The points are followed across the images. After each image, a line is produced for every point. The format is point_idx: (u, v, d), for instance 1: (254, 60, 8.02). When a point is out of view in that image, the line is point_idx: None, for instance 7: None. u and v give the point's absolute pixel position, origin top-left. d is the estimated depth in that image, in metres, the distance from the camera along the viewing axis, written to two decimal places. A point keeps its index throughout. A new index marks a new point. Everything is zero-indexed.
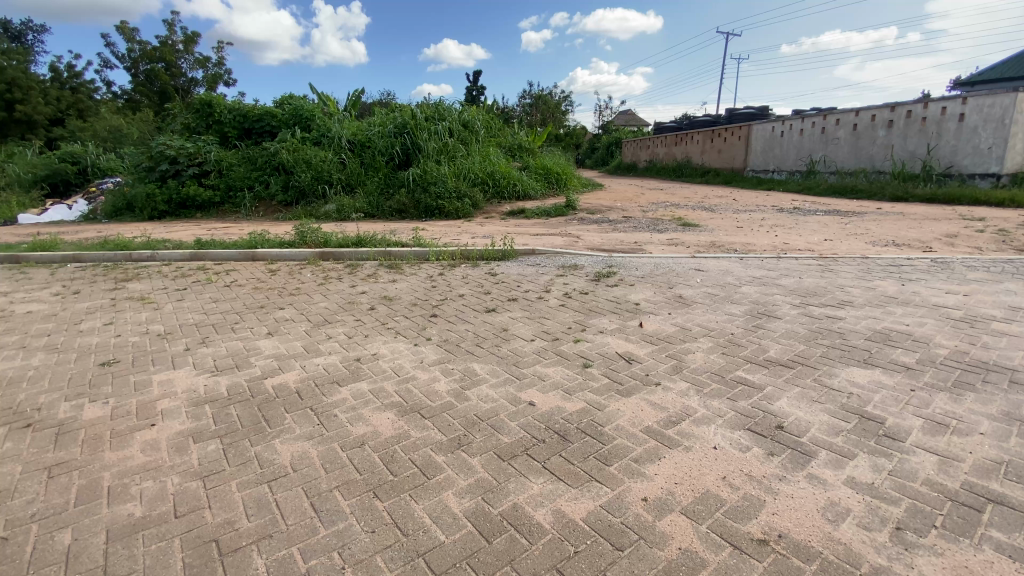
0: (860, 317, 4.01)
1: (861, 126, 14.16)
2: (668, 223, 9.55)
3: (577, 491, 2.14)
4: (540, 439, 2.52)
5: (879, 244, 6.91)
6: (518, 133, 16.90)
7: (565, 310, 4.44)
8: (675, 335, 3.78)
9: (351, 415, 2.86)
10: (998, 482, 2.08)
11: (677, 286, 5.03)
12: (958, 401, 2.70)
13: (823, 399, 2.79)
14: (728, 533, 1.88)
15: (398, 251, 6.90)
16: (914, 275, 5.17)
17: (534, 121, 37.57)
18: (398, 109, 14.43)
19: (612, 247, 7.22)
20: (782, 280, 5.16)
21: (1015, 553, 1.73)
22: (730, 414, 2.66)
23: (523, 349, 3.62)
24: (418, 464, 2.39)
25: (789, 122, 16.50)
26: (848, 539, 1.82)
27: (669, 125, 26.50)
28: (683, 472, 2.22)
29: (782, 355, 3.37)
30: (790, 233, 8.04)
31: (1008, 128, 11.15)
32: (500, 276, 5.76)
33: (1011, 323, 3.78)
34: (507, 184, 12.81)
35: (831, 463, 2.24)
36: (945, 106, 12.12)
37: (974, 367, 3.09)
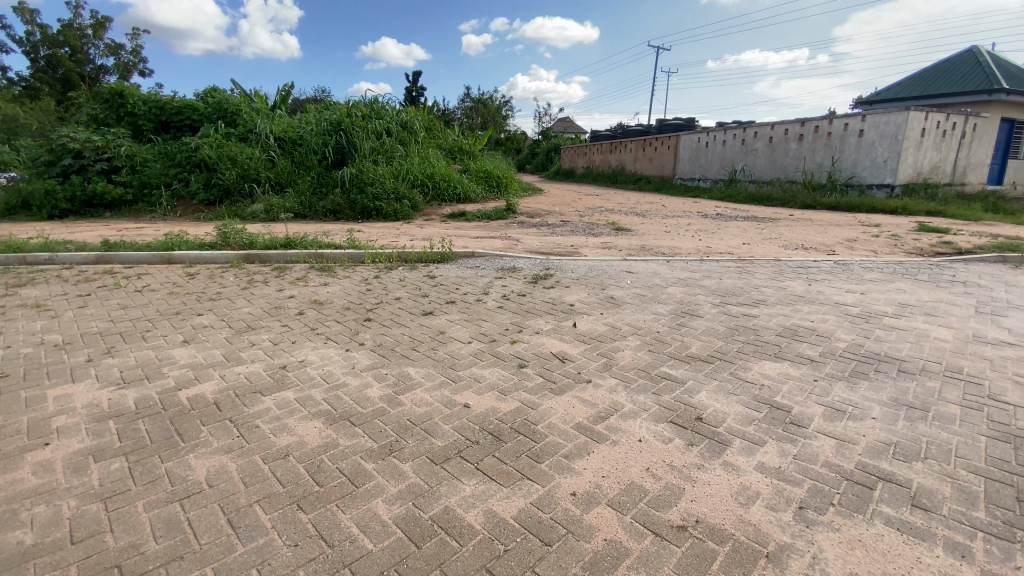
0: (773, 314, 4.34)
1: (776, 139, 15.33)
2: (603, 227, 9.87)
3: (509, 490, 2.15)
4: (473, 441, 2.51)
5: (791, 248, 7.51)
6: (457, 135, 16.84)
7: (502, 311, 4.47)
8: (607, 334, 3.90)
9: (275, 426, 2.72)
10: (888, 462, 2.31)
11: (610, 288, 5.20)
12: (853, 390, 2.98)
13: (738, 391, 2.98)
14: (651, 522, 1.96)
15: (331, 253, 6.66)
16: (820, 276, 5.66)
17: (474, 125, 37.63)
18: (332, 106, 13.96)
19: (549, 251, 7.35)
20: (705, 281, 5.48)
21: (901, 526, 1.92)
22: (655, 408, 2.79)
23: (459, 351, 3.60)
24: (346, 473, 2.31)
25: (713, 134, 17.56)
26: (758, 520, 1.96)
27: (605, 134, 27.46)
28: (610, 465, 2.30)
29: (703, 351, 3.56)
30: (714, 238, 8.54)
31: (900, 144, 12.39)
32: (438, 278, 5.71)
33: (898, 318, 4.22)
34: (447, 186, 12.72)
35: (744, 450, 2.40)
36: (847, 123, 13.34)
37: (868, 358, 3.42)
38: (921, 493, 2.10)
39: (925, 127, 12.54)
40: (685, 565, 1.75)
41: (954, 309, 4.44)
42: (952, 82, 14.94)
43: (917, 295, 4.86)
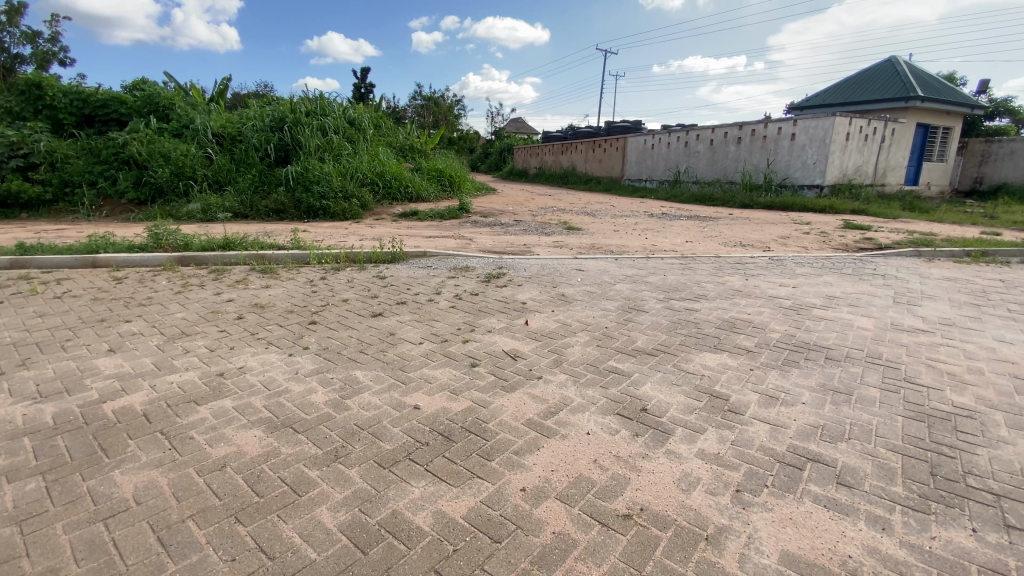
0: (713, 308, 4.54)
1: (717, 142, 16.06)
2: (555, 227, 10.00)
3: (458, 490, 2.13)
4: (423, 442, 2.47)
5: (731, 245, 7.88)
6: (408, 133, 16.57)
7: (454, 311, 4.43)
8: (558, 331, 3.96)
9: (211, 436, 2.57)
10: (815, 443, 2.47)
11: (560, 285, 5.27)
12: (786, 376, 3.17)
13: (681, 381, 3.10)
14: (598, 513, 2.00)
15: (273, 255, 6.39)
16: (756, 271, 5.97)
17: (426, 123, 37.17)
18: (275, 102, 13.41)
19: (501, 250, 7.37)
20: (650, 278, 5.66)
21: (828, 503, 2.06)
22: (603, 401, 2.85)
23: (410, 352, 3.54)
24: (289, 482, 2.22)
25: (658, 136, 18.17)
26: (698, 505, 2.04)
27: (556, 135, 27.84)
28: (559, 460, 2.32)
29: (649, 345, 3.68)
30: (660, 236, 8.83)
31: (828, 147, 13.27)
32: (388, 278, 5.59)
33: (826, 309, 4.51)
34: (398, 185, 12.50)
35: (686, 438, 2.50)
36: (780, 127, 14.17)
37: (799, 347, 3.64)
38: (846, 471, 2.25)
39: (849, 131, 13.49)
40: (630, 553, 1.80)
41: (875, 300, 4.80)
42: (873, 90, 16.13)
43: (842, 288, 5.22)
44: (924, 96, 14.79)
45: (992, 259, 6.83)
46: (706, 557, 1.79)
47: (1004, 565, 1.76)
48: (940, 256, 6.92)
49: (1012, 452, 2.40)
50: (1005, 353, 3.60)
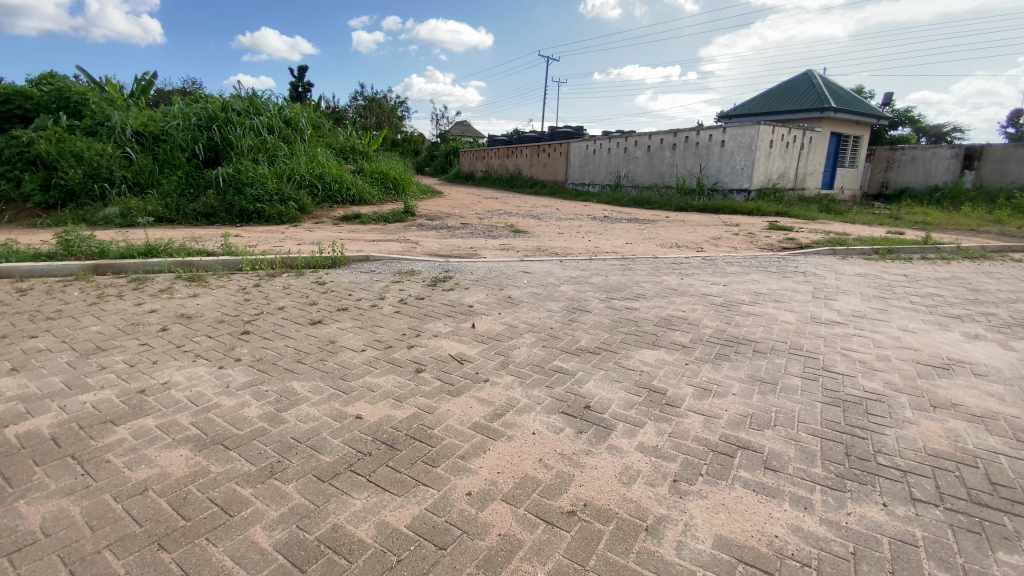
0: (652, 306, 4.71)
1: (654, 148, 16.74)
2: (501, 229, 10.06)
3: (402, 499, 2.09)
4: (365, 452, 2.40)
5: (668, 246, 8.22)
6: (349, 134, 16.10)
7: (399, 316, 4.34)
8: (504, 333, 3.97)
9: (131, 458, 2.38)
10: (744, 431, 2.62)
11: (506, 288, 5.30)
12: (718, 369, 3.34)
13: (621, 377, 3.21)
14: (542, 511, 2.02)
15: (202, 261, 6.02)
16: (691, 270, 6.27)
17: (369, 124, 36.31)
18: (203, 99, 12.65)
19: (447, 253, 7.31)
20: (593, 278, 5.81)
21: (757, 487, 2.19)
22: (548, 400, 2.89)
23: (351, 360, 3.44)
24: (220, 502, 2.09)
25: (599, 142, 18.71)
26: (638, 497, 2.11)
27: (501, 139, 28.01)
28: (505, 461, 2.33)
29: (592, 343, 3.78)
30: (603, 239, 9.07)
31: (754, 153, 14.14)
32: (329, 284, 5.41)
33: (754, 305, 4.80)
34: (338, 188, 12.13)
35: (627, 432, 2.58)
36: (711, 134, 14.98)
37: (730, 342, 3.85)
38: (772, 457, 2.41)
39: (772, 139, 14.45)
40: (573, 549, 1.83)
41: (796, 295, 5.17)
42: (793, 100, 17.38)
43: (768, 285, 5.58)
44: (837, 107, 16.09)
45: (896, 256, 7.53)
46: (646, 547, 1.85)
47: (909, 534, 1.94)
48: (852, 254, 7.54)
49: (914, 431, 2.66)
50: (908, 341, 3.97)
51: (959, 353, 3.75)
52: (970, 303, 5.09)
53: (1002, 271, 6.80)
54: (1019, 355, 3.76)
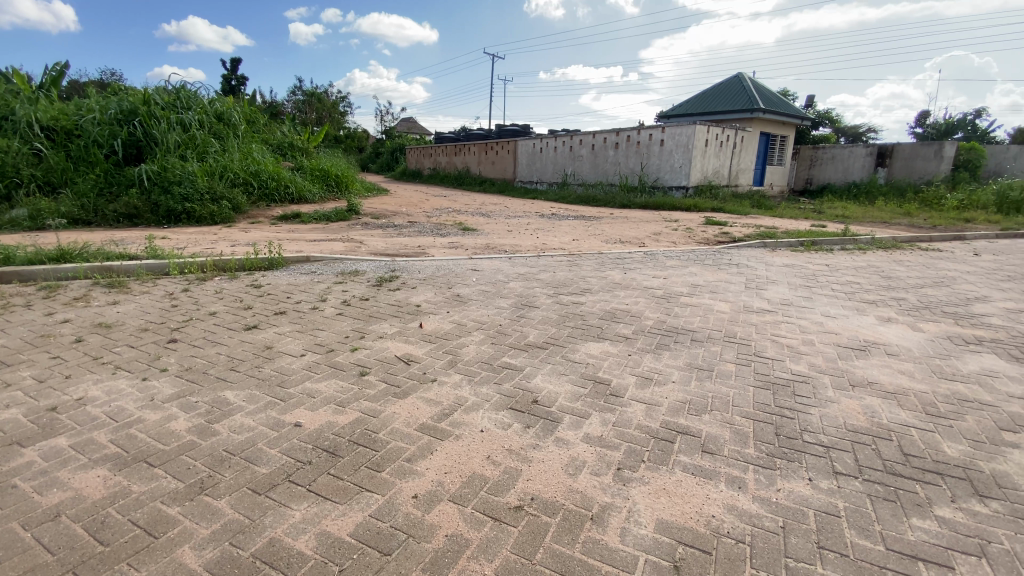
0: (597, 300, 4.82)
1: (598, 146, 17.12)
2: (449, 227, 9.96)
3: (345, 506, 2.02)
4: (305, 461, 2.30)
5: (612, 242, 8.44)
6: (287, 130, 15.41)
7: (342, 318, 4.20)
8: (452, 331, 3.93)
9: (40, 482, 2.16)
10: (683, 416, 2.73)
11: (455, 286, 5.25)
12: (659, 359, 3.46)
13: (568, 371, 3.26)
14: (490, 509, 2.01)
15: (123, 266, 5.58)
16: (634, 265, 6.47)
17: (309, 120, 34.95)
18: (123, 91, 11.73)
19: (393, 252, 7.14)
20: (541, 275, 5.86)
21: (695, 470, 2.28)
22: (496, 397, 2.89)
23: (290, 366, 3.29)
24: (144, 524, 1.94)
25: (545, 140, 18.90)
26: (584, 487, 2.14)
27: (448, 136, 27.75)
28: (452, 461, 2.30)
29: (540, 339, 3.81)
30: (550, 235, 9.18)
31: (691, 152, 14.75)
32: (265, 287, 5.15)
33: (692, 297, 5.00)
34: (276, 186, 11.59)
35: (573, 424, 2.62)
36: (652, 133, 15.49)
37: (670, 332, 3.99)
38: (709, 440, 2.52)
39: (708, 138, 15.12)
40: (521, 544, 1.83)
41: (730, 286, 5.44)
42: (726, 101, 18.26)
43: (705, 277, 5.84)
44: (765, 108, 17.05)
45: (819, 247, 8.07)
46: (591, 536, 1.88)
47: (832, 506, 2.08)
48: (781, 246, 8.03)
49: (836, 409, 2.86)
50: (829, 326, 4.28)
51: (873, 335, 4.08)
52: (883, 289, 5.55)
53: (910, 259, 7.45)
54: (924, 335, 4.13)
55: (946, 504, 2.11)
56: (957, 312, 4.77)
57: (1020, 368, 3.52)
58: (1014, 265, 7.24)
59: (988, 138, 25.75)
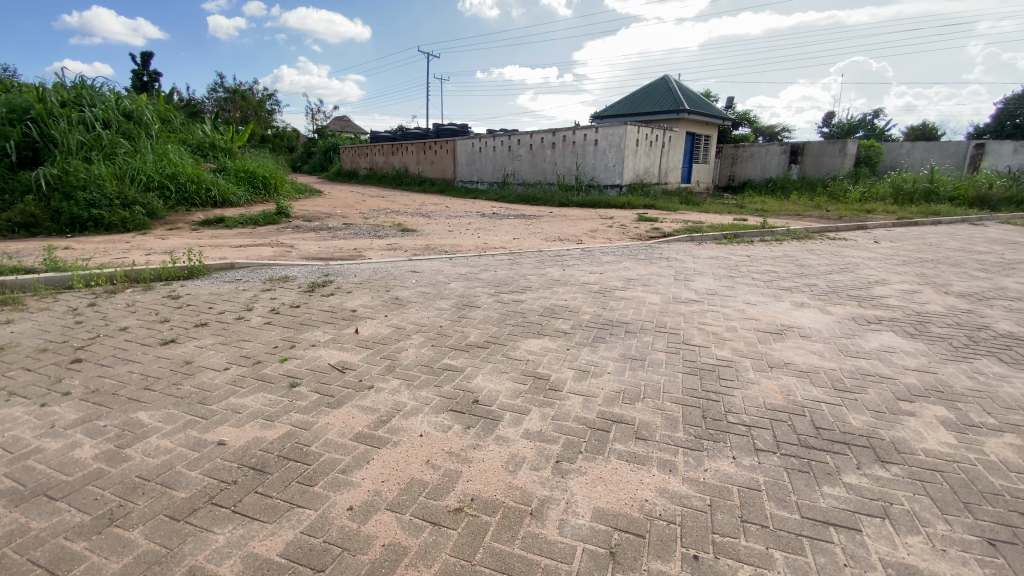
0: (537, 297, 4.88)
1: (535, 146, 17.34)
2: (387, 228, 9.74)
3: (274, 525, 1.92)
4: (230, 481, 2.17)
5: (551, 240, 8.58)
6: (208, 128, 14.47)
7: (270, 328, 3.99)
8: (390, 336, 3.84)
9: None
10: (618, 406, 2.82)
11: (393, 289, 5.13)
12: (596, 352, 3.55)
13: (509, 368, 3.27)
14: (429, 514, 1.98)
15: (16, 280, 5.02)
16: (572, 261, 6.61)
17: (233, 119, 32.96)
18: (13, 87, 10.58)
19: (327, 256, 6.87)
20: (481, 274, 5.85)
21: (629, 457, 2.36)
22: (436, 400, 2.85)
23: (213, 381, 3.08)
24: (41, 564, 1.75)
25: (484, 139, 18.90)
26: (524, 483, 2.16)
27: (385, 136, 27.12)
28: (390, 468, 2.25)
29: (481, 338, 3.80)
30: (491, 234, 9.19)
31: (623, 151, 15.27)
32: (185, 297, 4.82)
33: (627, 291, 5.17)
34: (196, 189, 10.85)
35: (513, 421, 2.64)
36: (586, 133, 15.89)
37: (606, 325, 4.12)
38: (642, 427, 2.62)
39: (638, 138, 15.71)
40: (460, 546, 1.82)
41: (662, 279, 5.69)
42: (655, 102, 19.04)
43: (639, 270, 6.08)
44: (690, 108, 17.93)
45: (741, 240, 8.61)
46: (530, 531, 1.90)
47: (754, 481, 2.22)
48: (707, 240, 8.49)
49: (756, 389, 3.06)
50: (750, 312, 4.58)
51: (789, 319, 4.40)
52: (797, 277, 5.99)
53: (820, 248, 8.10)
54: (833, 317, 4.51)
55: (852, 471, 2.31)
56: (861, 295, 5.24)
57: (913, 343, 3.93)
58: (906, 251, 8.04)
59: (884, 137, 28.48)
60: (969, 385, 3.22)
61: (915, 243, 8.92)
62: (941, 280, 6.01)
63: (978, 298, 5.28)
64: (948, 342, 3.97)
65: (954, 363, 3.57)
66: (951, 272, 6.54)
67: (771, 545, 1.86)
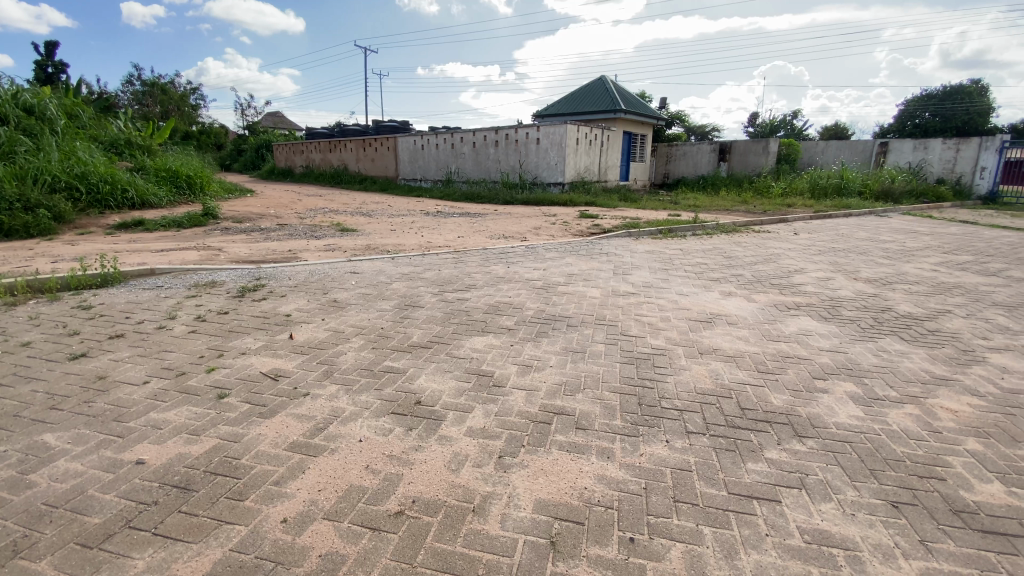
0: (481, 295, 4.88)
1: (478, 144, 17.30)
2: (326, 229, 9.42)
3: (201, 545, 1.81)
4: (151, 501, 2.03)
5: (495, 238, 8.60)
6: (123, 124, 13.35)
7: (196, 337, 3.76)
8: (327, 340, 3.71)
9: None
10: (560, 398, 2.88)
11: (331, 291, 4.98)
12: (539, 347, 3.61)
13: (452, 367, 3.26)
14: (369, 519, 1.94)
15: None
16: (516, 259, 6.66)
17: (152, 115, 30.67)
18: None
19: (259, 259, 6.54)
20: (425, 273, 5.79)
21: (570, 447, 2.42)
22: (376, 403, 2.80)
23: (131, 396, 2.87)
24: None
25: (426, 137, 18.64)
26: (467, 481, 2.17)
27: (322, 132, 26.15)
28: (327, 476, 2.18)
29: (424, 338, 3.76)
30: (434, 233, 9.10)
31: (565, 150, 15.54)
32: (99, 307, 4.45)
33: (568, 286, 5.28)
34: (111, 190, 10.03)
35: (456, 420, 2.64)
36: (528, 132, 16.04)
37: (549, 320, 4.19)
38: (582, 417, 2.69)
39: (579, 137, 16.04)
40: (401, 549, 1.80)
41: (602, 273, 5.86)
42: (593, 101, 19.50)
43: (581, 266, 6.24)
44: (626, 108, 18.50)
45: (675, 234, 9.01)
46: (473, 528, 1.91)
47: (686, 462, 2.34)
48: (644, 235, 8.82)
49: (688, 375, 3.23)
50: (683, 302, 4.81)
51: (718, 308, 4.66)
52: (726, 268, 6.35)
53: (746, 240, 8.62)
54: (757, 305, 4.81)
55: (773, 447, 2.48)
56: (782, 283, 5.64)
57: (827, 326, 4.27)
58: (822, 242, 8.71)
59: (803, 136, 30.66)
60: (875, 362, 3.54)
61: (829, 234, 9.67)
62: (851, 268, 6.57)
63: (882, 283, 5.81)
64: (857, 323, 4.35)
65: (862, 342, 3.92)
66: (860, 259, 7.14)
67: (700, 522, 1.97)
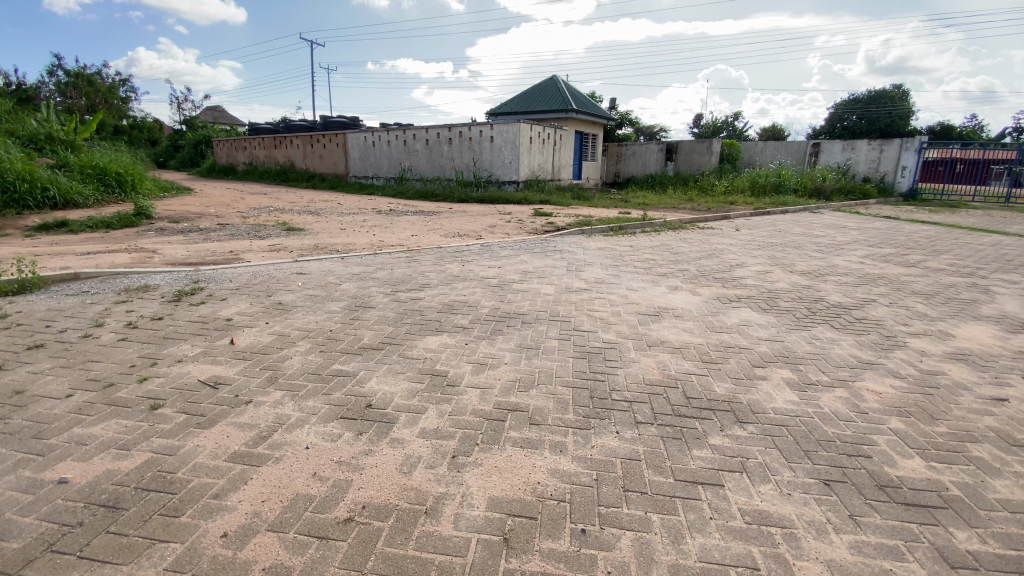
0: (435, 294, 4.83)
1: (432, 141, 17.09)
2: (271, 228, 9.04)
3: (132, 565, 1.70)
4: (76, 523, 1.89)
5: (448, 236, 8.52)
6: (42, 116, 12.28)
7: (126, 345, 3.52)
8: (271, 344, 3.56)
9: None
10: (514, 395, 2.89)
11: (277, 293, 4.78)
12: (493, 344, 3.61)
13: (404, 368, 3.21)
14: (317, 528, 1.89)
15: None
16: (471, 257, 6.64)
17: (76, 107, 28.42)
18: None
19: (198, 260, 6.20)
20: (377, 273, 5.66)
21: (524, 443, 2.44)
22: (324, 408, 2.71)
23: (52, 411, 2.65)
24: None
25: (377, 134, 18.22)
26: (419, 483, 2.14)
27: (266, 127, 25.05)
28: (272, 486, 2.10)
29: (375, 340, 3.68)
30: (386, 232, 8.93)
31: (518, 148, 15.59)
32: (13, 315, 4.08)
33: (523, 283, 5.31)
34: (29, 189, 9.22)
35: (408, 421, 2.60)
36: (482, 130, 15.99)
37: (503, 317, 4.20)
38: (535, 413, 2.71)
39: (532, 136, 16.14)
40: (350, 556, 1.75)
41: (555, 270, 5.93)
42: (545, 101, 19.67)
43: (535, 263, 6.29)
44: (578, 108, 18.78)
45: (625, 232, 9.23)
46: (424, 530, 1.89)
47: (635, 452, 2.40)
48: (596, 232, 8.99)
49: (638, 367, 3.32)
50: (633, 297, 4.94)
51: (666, 302, 4.82)
52: (673, 263, 6.57)
53: (693, 237, 8.95)
54: (702, 298, 5.01)
55: (716, 433, 2.59)
56: (725, 277, 5.90)
57: (766, 316, 4.51)
58: (762, 237, 9.17)
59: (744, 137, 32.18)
60: (809, 349, 3.77)
61: (768, 230, 10.19)
62: (788, 261, 6.95)
63: (815, 275, 6.18)
64: (793, 313, 4.62)
65: (798, 331, 4.16)
66: (796, 253, 7.57)
67: (648, 510, 2.03)
